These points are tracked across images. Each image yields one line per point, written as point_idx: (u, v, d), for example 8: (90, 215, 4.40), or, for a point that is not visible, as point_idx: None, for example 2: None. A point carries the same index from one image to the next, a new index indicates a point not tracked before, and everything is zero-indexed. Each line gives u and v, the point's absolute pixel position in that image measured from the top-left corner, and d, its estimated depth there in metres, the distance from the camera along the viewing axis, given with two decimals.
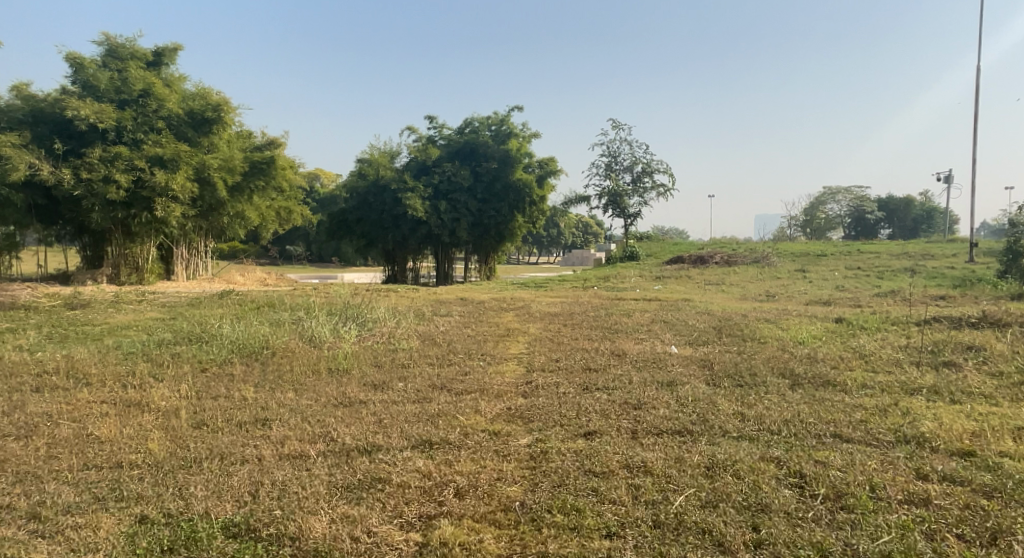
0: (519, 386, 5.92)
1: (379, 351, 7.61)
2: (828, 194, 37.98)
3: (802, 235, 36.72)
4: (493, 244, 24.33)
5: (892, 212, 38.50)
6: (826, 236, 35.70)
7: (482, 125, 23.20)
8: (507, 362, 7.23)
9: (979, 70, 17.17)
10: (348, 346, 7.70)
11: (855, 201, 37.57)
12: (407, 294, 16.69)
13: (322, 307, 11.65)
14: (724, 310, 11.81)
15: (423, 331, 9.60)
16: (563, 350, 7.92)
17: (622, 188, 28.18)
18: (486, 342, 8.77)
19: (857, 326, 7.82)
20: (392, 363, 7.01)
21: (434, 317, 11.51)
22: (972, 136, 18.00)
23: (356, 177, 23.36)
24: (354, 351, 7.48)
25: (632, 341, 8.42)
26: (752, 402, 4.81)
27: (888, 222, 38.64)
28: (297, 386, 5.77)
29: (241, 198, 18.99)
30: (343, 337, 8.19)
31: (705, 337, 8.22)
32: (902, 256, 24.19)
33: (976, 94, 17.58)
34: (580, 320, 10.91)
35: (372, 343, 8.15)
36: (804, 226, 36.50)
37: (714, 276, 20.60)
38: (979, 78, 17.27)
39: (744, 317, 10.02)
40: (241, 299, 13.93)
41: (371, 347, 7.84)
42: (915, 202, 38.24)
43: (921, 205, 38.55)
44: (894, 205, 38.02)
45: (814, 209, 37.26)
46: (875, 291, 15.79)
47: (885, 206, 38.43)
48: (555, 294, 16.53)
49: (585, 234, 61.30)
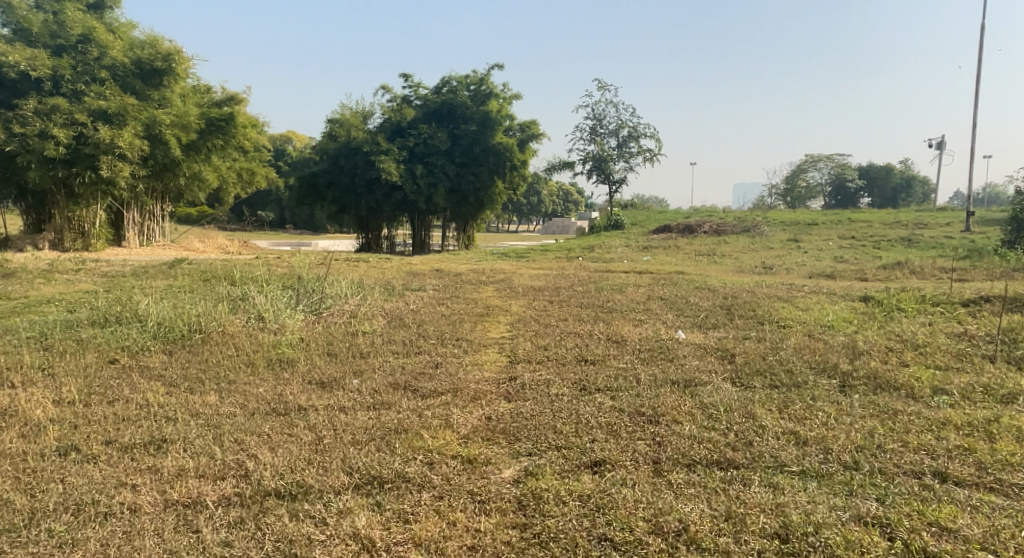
0: (500, 386, 4.82)
1: (334, 336, 6.42)
2: (811, 162, 37.10)
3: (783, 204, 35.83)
4: (472, 211, 23.05)
5: (873, 180, 37.55)
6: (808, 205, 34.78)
7: (461, 84, 21.71)
8: (487, 351, 6.11)
9: (984, 28, 16.15)
10: (296, 331, 6.47)
11: (837, 169, 36.69)
12: (378, 265, 15.41)
13: (278, 280, 10.40)
14: (726, 285, 10.73)
15: (390, 310, 8.39)
16: (552, 334, 6.79)
17: (606, 153, 26.92)
18: (463, 324, 7.63)
19: (889, 307, 6.79)
20: (350, 352, 5.85)
21: (405, 292, 10.32)
22: (975, 98, 17.03)
23: (326, 139, 21.86)
24: (306, 337, 6.27)
25: (630, 323, 7.31)
26: (804, 415, 3.72)
27: (869, 191, 37.69)
28: (221, 387, 4.57)
29: (198, 158, 17.53)
30: (295, 318, 7.00)
31: (715, 319, 7.15)
32: (895, 225, 23.32)
33: (981, 53, 16.58)
34: (569, 297, 9.75)
35: (329, 326, 6.94)
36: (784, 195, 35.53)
37: (704, 246, 19.56)
38: (984, 36, 16.28)
39: (753, 294, 8.94)
40: (194, 268, 12.60)
41: (327, 331, 6.65)
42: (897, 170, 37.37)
43: (901, 173, 37.66)
44: (875, 173, 37.07)
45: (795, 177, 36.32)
46: (878, 262, 14.80)
47: (866, 174, 37.49)
48: (539, 265, 15.37)
49: (565, 201, 59.99)
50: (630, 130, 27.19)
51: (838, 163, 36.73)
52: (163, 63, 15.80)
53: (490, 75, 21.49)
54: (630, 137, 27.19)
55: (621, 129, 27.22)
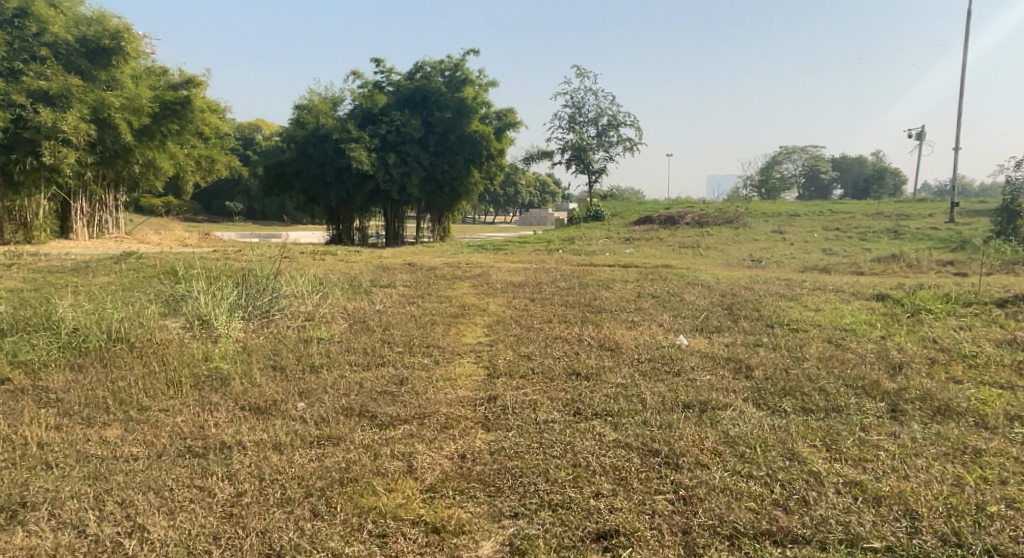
0: (479, 410, 4.00)
1: (284, 346, 5.53)
2: (785, 153, 36.81)
3: (757, 195, 35.43)
4: (447, 202, 22.14)
5: (845, 172, 37.36)
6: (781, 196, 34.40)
7: (434, 70, 20.75)
8: (462, 363, 5.27)
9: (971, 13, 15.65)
10: (239, 339, 5.57)
11: (810, 160, 36.91)
12: (347, 259, 14.50)
13: (232, 276, 9.43)
14: (719, 280, 10.01)
15: (353, 311, 7.50)
16: (536, 340, 5.97)
17: (585, 142, 26.15)
18: (434, 328, 6.77)
19: (911, 307, 6.08)
20: (300, 366, 4.97)
21: (373, 290, 9.42)
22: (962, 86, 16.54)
23: (293, 126, 20.73)
24: (249, 348, 5.35)
25: (623, 326, 6.51)
26: (867, 455, 2.95)
27: (841, 182, 37.52)
28: (126, 416, 3.67)
29: (152, 144, 16.54)
30: (240, 323, 6.09)
31: (719, 321, 6.38)
32: (878, 216, 22.87)
33: (968, 39, 16.09)
34: (551, 295, 8.94)
35: (281, 332, 6.04)
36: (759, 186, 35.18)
37: (687, 238, 18.88)
38: (970, 22, 15.79)
39: (753, 292, 8.21)
40: (143, 262, 11.58)
41: (276, 340, 5.74)
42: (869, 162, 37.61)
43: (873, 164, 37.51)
44: (848, 164, 36.90)
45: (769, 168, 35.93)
46: (870, 254, 14.20)
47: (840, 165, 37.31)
48: (517, 258, 14.54)
49: (541, 192, 59.19)
50: (610, 119, 26.50)
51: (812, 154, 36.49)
52: (111, 42, 14.82)
53: (465, 61, 20.56)
54: (609, 125, 26.48)
55: (600, 117, 26.50)
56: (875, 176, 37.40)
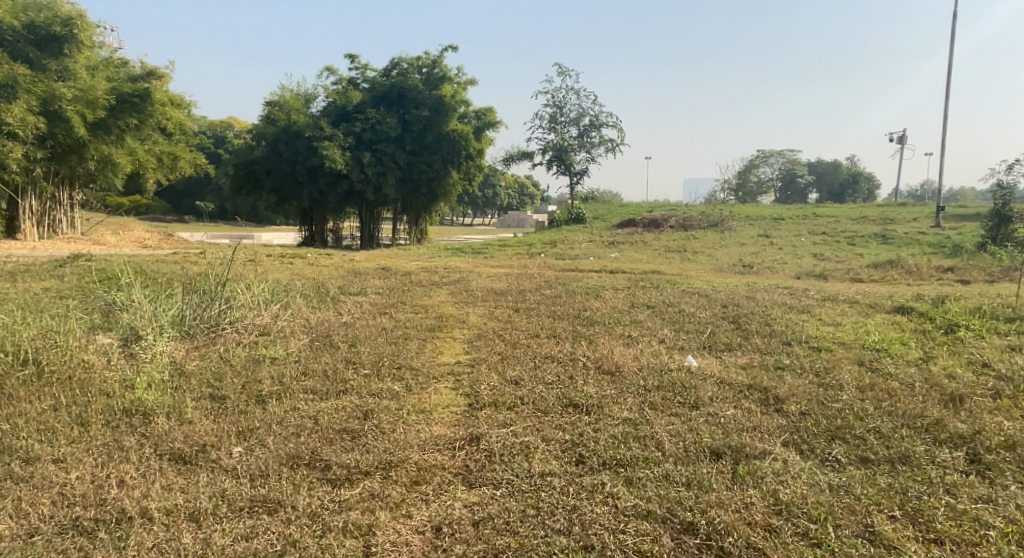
0: (458, 457, 3.26)
1: (227, 370, 4.73)
2: (762, 157, 36.67)
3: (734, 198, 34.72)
4: (425, 203, 21.34)
5: (820, 176, 37.37)
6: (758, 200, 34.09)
7: (412, 66, 19.95)
8: (439, 392, 4.53)
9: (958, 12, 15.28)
10: (176, 362, 4.79)
11: (786, 164, 36.87)
12: (317, 262, 13.73)
13: (185, 283, 8.64)
14: (715, 288, 9.38)
15: (316, 325, 6.73)
16: (523, 362, 5.24)
17: (567, 143, 25.52)
18: (408, 345, 6.02)
19: (942, 321, 5.45)
20: (243, 398, 4.19)
21: (342, 299, 8.65)
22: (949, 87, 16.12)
23: (263, 122, 19.74)
24: (182, 374, 4.55)
25: (619, 343, 5.81)
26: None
27: (816, 187, 37.48)
28: (1, 473, 2.89)
29: (108, 139, 15.96)
30: (177, 343, 5.29)
31: (726, 337, 5.69)
32: (863, 219, 22.43)
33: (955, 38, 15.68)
34: (537, 304, 8.26)
35: (228, 351, 5.24)
36: (737, 189, 34.58)
37: (672, 242, 18.29)
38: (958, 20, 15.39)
39: (756, 302, 7.56)
40: (94, 265, 10.76)
41: (220, 363, 4.94)
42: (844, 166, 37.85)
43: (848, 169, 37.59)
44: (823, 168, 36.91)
45: (746, 172, 35.66)
46: (864, 260, 13.68)
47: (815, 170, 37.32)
48: (498, 263, 13.81)
49: (521, 195, 58.50)
50: (592, 120, 25.87)
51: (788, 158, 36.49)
52: (62, 29, 14.13)
53: (443, 57, 19.80)
54: (591, 126, 25.85)
55: (582, 118, 25.89)
56: (850, 180, 37.39)
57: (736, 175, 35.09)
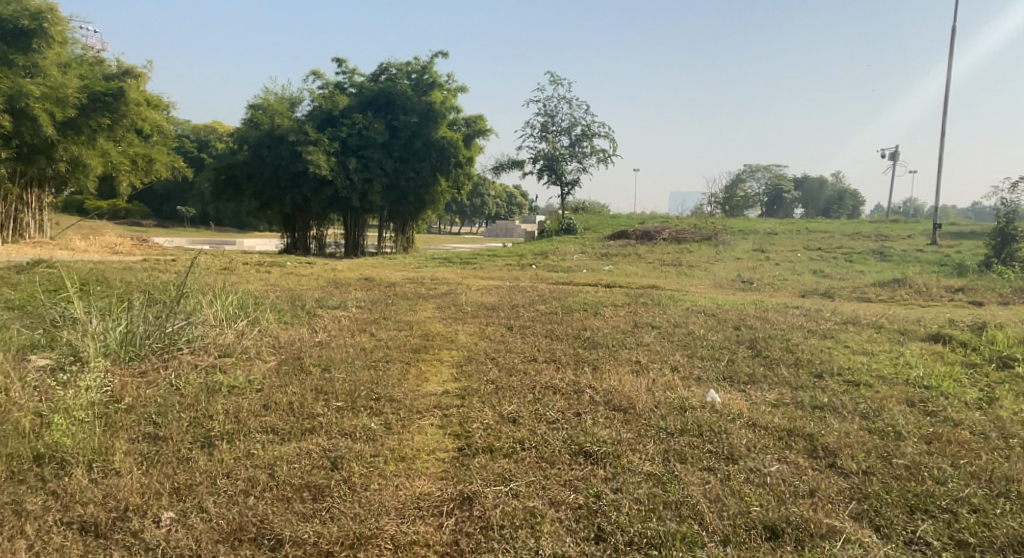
0: (445, 529, 2.75)
1: (174, 410, 4.07)
2: (750, 171, 36.31)
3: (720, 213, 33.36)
4: (412, 211, 20.67)
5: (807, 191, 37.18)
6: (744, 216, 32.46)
7: (400, 72, 19.34)
8: (424, 435, 3.89)
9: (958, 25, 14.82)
10: (112, 396, 4.15)
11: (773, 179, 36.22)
12: (294, 271, 13.07)
13: (149, 294, 7.97)
14: (721, 306, 8.78)
15: (285, 346, 6.08)
16: (519, 395, 4.59)
17: (558, 152, 24.96)
18: (389, 371, 5.36)
19: (991, 353, 4.84)
20: (189, 446, 3.54)
21: (321, 315, 7.97)
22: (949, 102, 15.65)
23: (246, 125, 19.04)
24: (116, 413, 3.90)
25: (626, 371, 5.17)
26: None
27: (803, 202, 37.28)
28: None
29: (78, 139, 15.33)
30: (118, 371, 4.64)
31: (746, 366, 5.07)
32: (858, 235, 21.91)
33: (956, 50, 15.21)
34: (531, 323, 7.62)
35: (177, 388, 4.58)
36: (724, 204, 33.43)
37: (666, 255, 17.70)
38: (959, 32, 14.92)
39: (770, 324, 6.95)
40: (54, 273, 10.07)
41: (166, 399, 4.27)
42: (828, 182, 37.79)
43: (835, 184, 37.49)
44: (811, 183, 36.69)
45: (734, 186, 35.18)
46: (867, 278, 13.10)
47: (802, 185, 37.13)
48: (485, 275, 13.13)
49: (509, 204, 57.93)
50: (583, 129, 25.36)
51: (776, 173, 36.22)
52: (30, 22, 13.74)
53: (433, 63, 19.19)
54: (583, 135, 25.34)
55: (573, 127, 25.37)
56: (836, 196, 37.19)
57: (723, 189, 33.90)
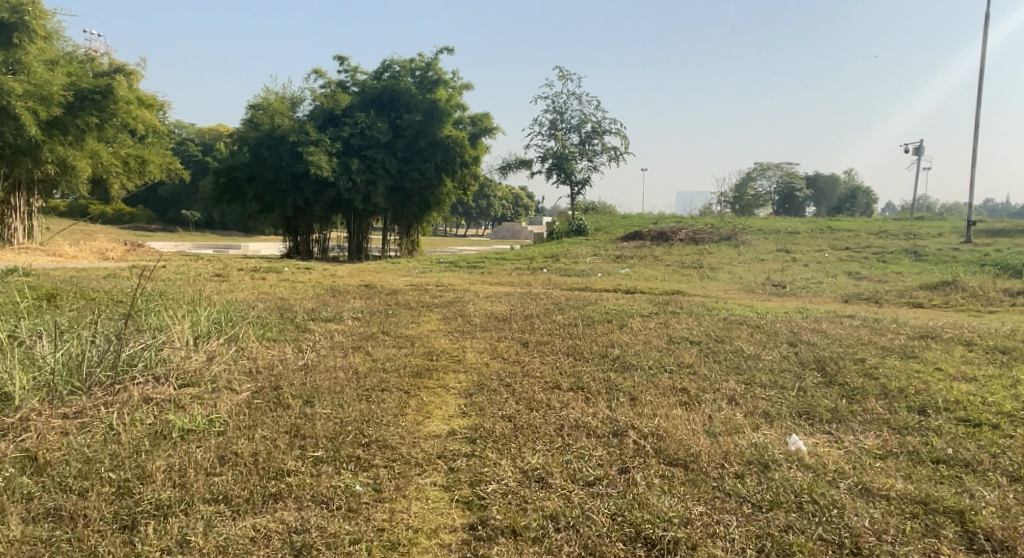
0: None
1: (103, 469, 3.16)
2: (759, 169, 35.33)
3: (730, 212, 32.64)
4: (417, 213, 19.73)
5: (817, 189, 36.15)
6: (754, 214, 31.71)
7: (404, 69, 18.44)
8: (424, 502, 2.99)
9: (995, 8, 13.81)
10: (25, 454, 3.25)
11: (783, 177, 35.18)
12: (291, 278, 12.17)
13: (120, 307, 7.09)
14: (760, 316, 7.80)
15: (264, 372, 5.17)
16: (544, 439, 3.66)
17: (568, 150, 24.02)
18: (384, 404, 4.43)
19: None
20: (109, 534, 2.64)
21: (312, 329, 7.04)
22: (981, 91, 14.66)
23: (245, 126, 18.15)
24: (18, 484, 3.01)
25: (674, 406, 4.22)
26: None
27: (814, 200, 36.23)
28: None
29: (65, 139, 14.47)
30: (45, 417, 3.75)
31: (826, 399, 4.10)
32: (885, 233, 20.85)
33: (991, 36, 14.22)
34: (550, 338, 6.68)
35: (115, 437, 3.67)
36: (734, 203, 32.64)
37: (685, 257, 16.72)
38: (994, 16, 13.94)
39: (829, 338, 5.96)
40: (26, 283, 9.22)
41: (96, 456, 3.36)
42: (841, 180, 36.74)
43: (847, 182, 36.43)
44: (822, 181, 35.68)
45: (744, 185, 34.20)
46: (908, 280, 12.06)
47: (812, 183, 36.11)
48: (495, 280, 12.18)
49: (515, 206, 56.99)
50: (593, 127, 24.43)
51: (786, 171, 35.19)
52: (10, 15, 12.98)
53: (438, 59, 18.29)
54: (593, 133, 24.40)
55: (583, 125, 24.45)
56: (847, 195, 36.16)
57: (733, 188, 33.14)
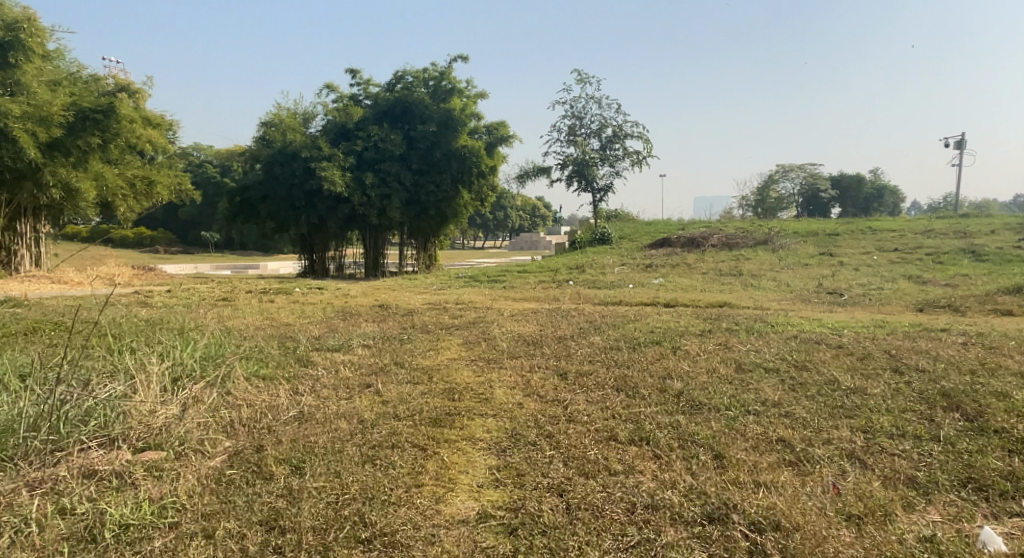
0: None
1: None
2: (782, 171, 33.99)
3: (754, 216, 31.35)
4: (434, 227, 18.79)
5: (843, 190, 34.65)
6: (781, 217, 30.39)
7: (417, 79, 17.57)
8: None
9: None
10: None
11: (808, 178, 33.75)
12: (302, 299, 11.27)
13: (97, 343, 6.14)
14: (832, 332, 6.67)
15: (246, 427, 4.17)
16: (612, 532, 2.65)
17: (589, 156, 22.98)
18: (394, 470, 3.40)
19: None
20: None
21: (314, 363, 6.03)
22: None
23: (257, 145, 17.39)
24: None
25: (780, 469, 3.14)
26: None
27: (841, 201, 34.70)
28: None
29: (67, 162, 13.74)
30: None
31: (994, 461, 3.02)
32: (932, 232, 19.51)
33: None
34: (592, 367, 5.62)
35: (30, 542, 2.71)
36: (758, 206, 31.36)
37: (721, 264, 15.60)
38: None
39: (939, 362, 4.84)
40: (11, 317, 8.36)
41: None
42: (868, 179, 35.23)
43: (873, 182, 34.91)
44: (847, 182, 34.16)
45: (768, 188, 32.91)
46: (977, 283, 10.80)
47: (837, 183, 34.60)
48: (520, 295, 11.14)
49: (533, 216, 55.90)
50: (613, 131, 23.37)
51: (810, 171, 33.77)
52: (5, 34, 12.23)
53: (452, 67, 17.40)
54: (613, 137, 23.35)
55: (602, 129, 23.42)
56: (875, 195, 34.63)
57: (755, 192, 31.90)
